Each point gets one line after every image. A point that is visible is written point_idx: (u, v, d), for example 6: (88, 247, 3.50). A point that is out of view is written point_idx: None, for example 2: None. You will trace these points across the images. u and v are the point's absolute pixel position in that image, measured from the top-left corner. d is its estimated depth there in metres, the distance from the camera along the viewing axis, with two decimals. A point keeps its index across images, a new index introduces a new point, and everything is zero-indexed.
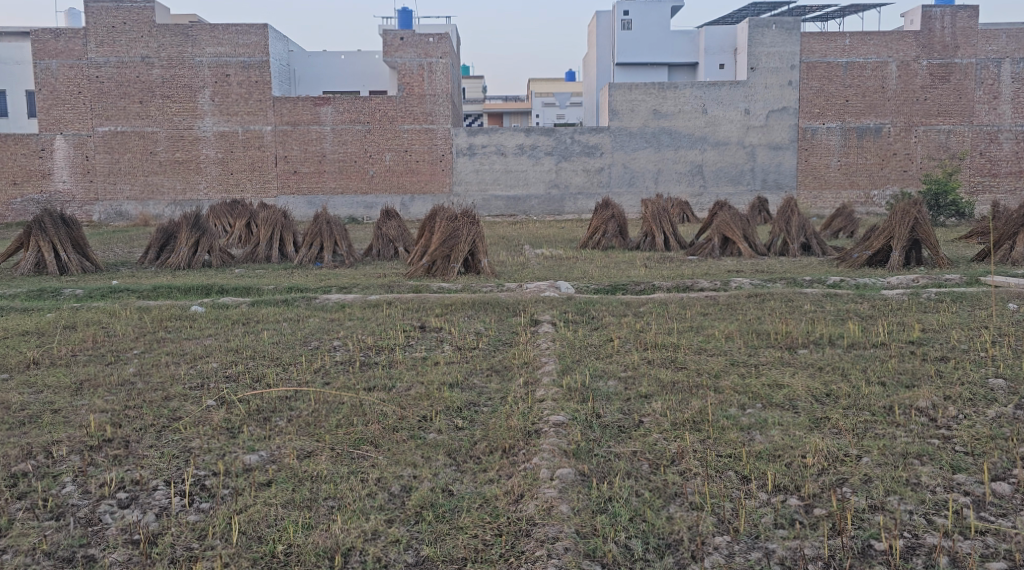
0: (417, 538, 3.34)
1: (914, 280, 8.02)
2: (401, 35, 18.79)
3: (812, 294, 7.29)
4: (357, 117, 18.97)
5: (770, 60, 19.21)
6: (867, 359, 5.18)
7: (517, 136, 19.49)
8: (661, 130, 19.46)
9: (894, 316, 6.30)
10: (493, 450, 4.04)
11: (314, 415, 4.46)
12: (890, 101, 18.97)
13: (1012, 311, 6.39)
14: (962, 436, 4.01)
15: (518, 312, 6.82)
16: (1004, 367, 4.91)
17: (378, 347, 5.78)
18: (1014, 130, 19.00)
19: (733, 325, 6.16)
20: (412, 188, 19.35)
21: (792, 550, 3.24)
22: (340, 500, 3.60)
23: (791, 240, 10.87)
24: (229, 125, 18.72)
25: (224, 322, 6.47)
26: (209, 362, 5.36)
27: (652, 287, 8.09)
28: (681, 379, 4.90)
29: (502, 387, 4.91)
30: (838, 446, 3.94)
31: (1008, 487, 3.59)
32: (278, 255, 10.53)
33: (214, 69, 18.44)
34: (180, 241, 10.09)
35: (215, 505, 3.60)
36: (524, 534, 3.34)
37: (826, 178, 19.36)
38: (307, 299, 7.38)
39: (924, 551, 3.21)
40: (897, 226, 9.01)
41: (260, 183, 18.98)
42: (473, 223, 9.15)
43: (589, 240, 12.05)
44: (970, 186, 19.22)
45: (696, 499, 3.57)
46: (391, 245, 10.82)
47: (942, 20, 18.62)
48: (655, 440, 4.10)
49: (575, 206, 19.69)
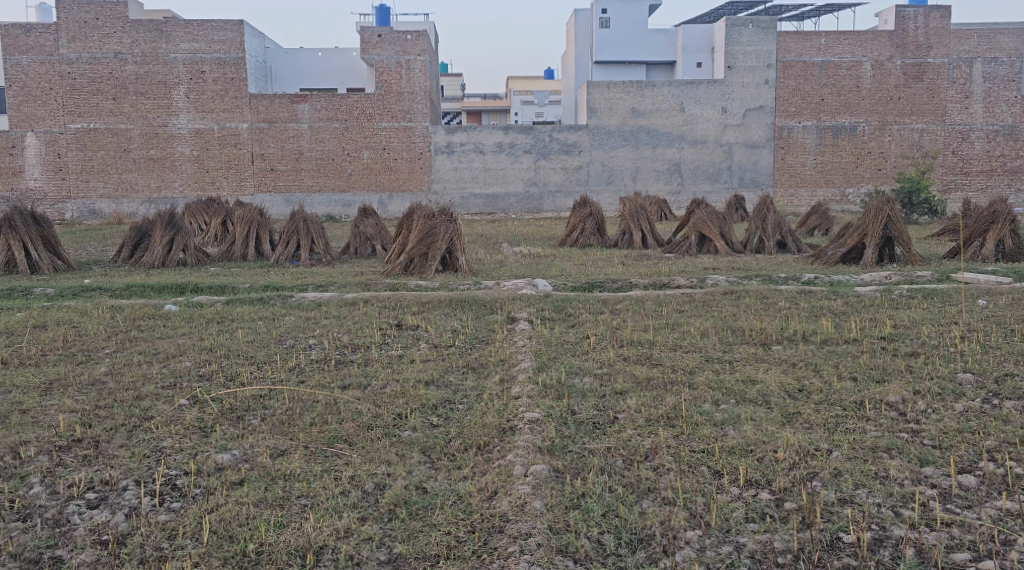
0: (390, 536, 3.34)
1: (887, 276, 8.12)
2: (379, 33, 18.68)
3: (786, 290, 7.38)
4: (334, 115, 18.87)
5: (747, 58, 19.32)
6: (840, 355, 5.25)
7: (496, 134, 19.48)
8: (639, 129, 19.53)
9: (867, 312, 6.38)
10: (468, 448, 4.03)
11: (288, 414, 4.43)
12: (865, 100, 19.18)
13: (982, 307, 6.49)
14: (930, 430, 4.06)
15: (495, 310, 6.80)
16: (973, 362, 4.98)
17: (354, 346, 5.74)
18: (985, 129, 19.25)
19: (709, 322, 6.20)
20: (390, 186, 19.27)
21: (762, 543, 3.27)
22: (313, 499, 3.59)
23: (766, 238, 10.94)
24: (205, 123, 18.54)
25: (198, 321, 6.41)
26: (182, 361, 5.31)
27: (629, 285, 8.10)
28: (657, 376, 4.92)
29: (478, 384, 4.91)
30: (809, 441, 3.98)
31: (974, 479, 3.63)
32: (254, 254, 10.47)
33: (189, 65, 18.27)
34: (154, 241, 9.97)
35: (187, 504, 3.57)
36: (498, 531, 3.34)
37: (802, 176, 19.56)
38: (283, 298, 7.31)
39: (891, 543, 3.25)
40: (870, 223, 9.13)
41: (236, 181, 18.81)
42: (450, 221, 9.12)
43: (567, 238, 12.06)
44: (941, 184, 19.48)
45: (669, 494, 3.59)
46: (369, 244, 10.76)
47: (915, 20, 18.85)
48: (630, 436, 4.12)
49: (553, 204, 19.72)
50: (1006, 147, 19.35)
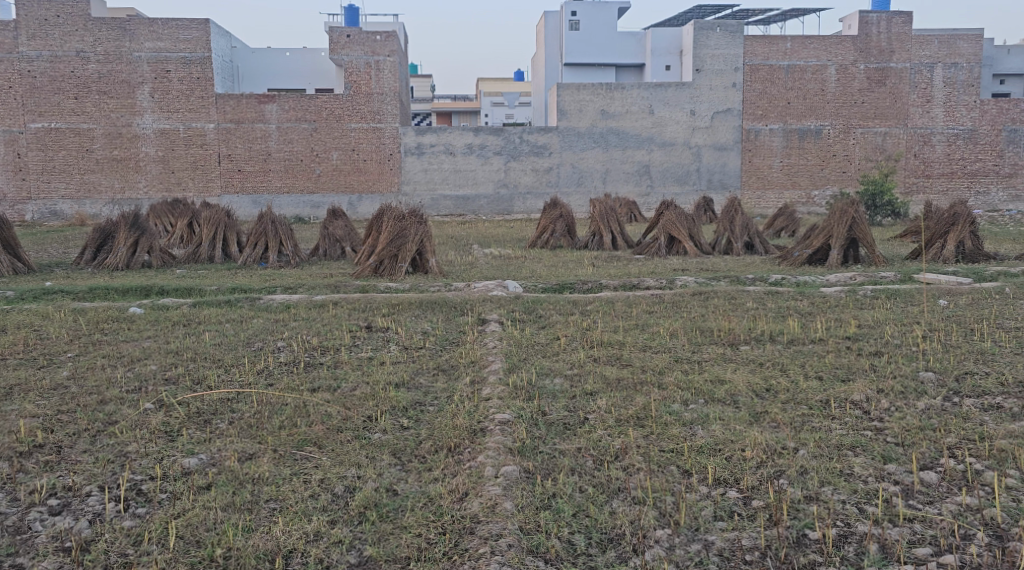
0: (360, 538, 3.32)
1: (851, 277, 8.24)
2: (348, 33, 18.53)
3: (754, 291, 7.47)
4: (303, 116, 18.73)
5: (715, 61, 19.49)
6: (806, 355, 5.32)
7: (466, 135, 19.45)
8: (609, 130, 19.63)
9: (832, 312, 6.48)
10: (438, 450, 4.03)
11: (256, 417, 4.39)
12: (830, 103, 19.50)
13: (943, 307, 6.62)
14: (894, 428, 4.13)
15: (466, 311, 6.81)
16: (934, 360, 5.08)
17: (323, 348, 5.71)
18: (946, 133, 19.64)
19: (678, 322, 6.26)
20: (359, 188, 19.18)
21: (730, 541, 3.30)
22: (282, 502, 3.56)
23: (734, 239, 11.05)
24: (170, 123, 18.30)
25: (164, 323, 6.35)
26: (147, 365, 5.25)
27: (599, 286, 8.15)
28: (627, 376, 4.95)
29: (448, 386, 4.90)
30: (776, 439, 4.03)
31: (936, 475, 3.70)
32: (221, 255, 10.36)
33: (153, 65, 18.01)
34: (118, 242, 9.83)
35: (152, 510, 3.52)
36: (468, 532, 3.34)
37: (769, 178, 19.82)
38: (251, 299, 7.27)
39: (856, 538, 3.31)
40: (836, 225, 9.27)
41: (202, 182, 18.59)
42: (421, 223, 9.12)
43: (537, 240, 12.07)
44: (904, 187, 19.83)
45: (638, 493, 3.61)
46: (338, 245, 10.69)
47: (878, 25, 19.21)
48: (600, 436, 4.14)
49: (524, 205, 19.75)
50: (966, 151, 19.70)
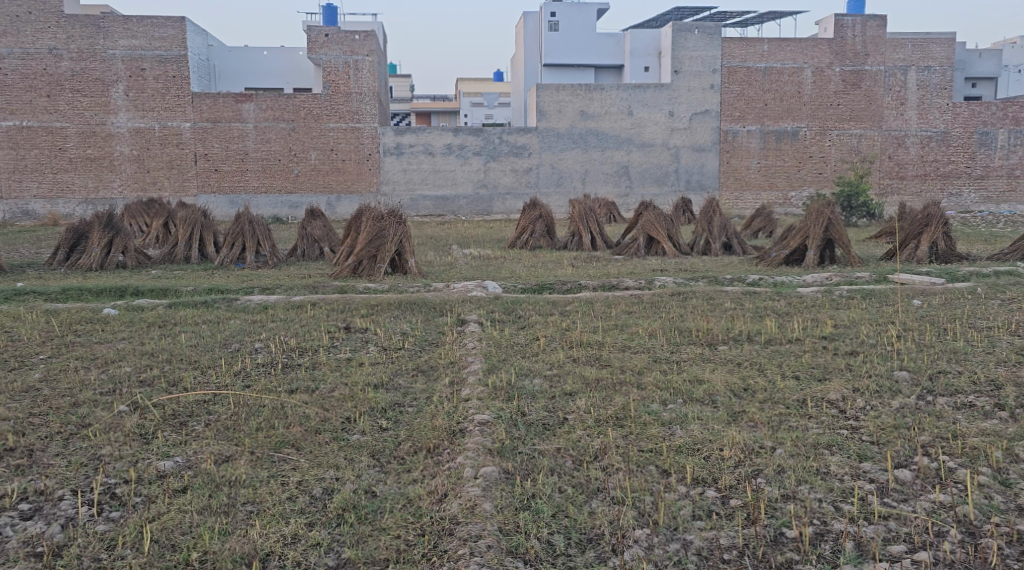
0: (339, 541, 3.30)
1: (827, 278, 8.32)
2: (326, 32, 18.44)
3: (732, 291, 7.52)
4: (281, 115, 18.61)
5: (694, 63, 19.59)
6: (783, 354, 5.36)
7: (445, 135, 19.39)
8: (588, 131, 19.68)
9: (808, 312, 6.53)
10: (417, 451, 4.01)
11: (233, 419, 4.35)
12: (806, 105, 19.69)
13: (917, 306, 6.71)
14: (869, 427, 4.17)
15: (445, 311, 6.81)
16: (908, 359, 5.13)
17: (301, 348, 5.68)
18: (919, 135, 19.90)
19: (657, 322, 6.29)
20: (338, 188, 19.09)
21: (708, 540, 3.32)
22: (259, 505, 3.53)
23: (712, 240, 11.12)
24: (145, 122, 18.10)
25: (139, 324, 6.28)
26: (122, 366, 5.18)
27: (578, 286, 8.16)
28: (606, 376, 4.96)
29: (427, 387, 4.89)
30: (754, 439, 4.05)
31: (909, 473, 3.74)
32: (198, 255, 10.27)
33: (128, 63, 17.82)
34: (92, 242, 9.71)
35: (126, 513, 3.48)
36: (447, 534, 3.34)
37: (746, 179, 19.98)
38: (228, 300, 7.22)
39: (832, 536, 3.34)
40: (812, 226, 9.34)
41: (178, 181, 18.40)
42: (400, 223, 9.10)
43: (517, 240, 12.07)
44: (879, 188, 20.05)
45: (618, 493, 3.62)
46: (316, 246, 10.63)
47: (853, 28, 19.45)
48: (579, 436, 4.14)
49: (503, 205, 19.73)
50: (939, 153, 19.96)
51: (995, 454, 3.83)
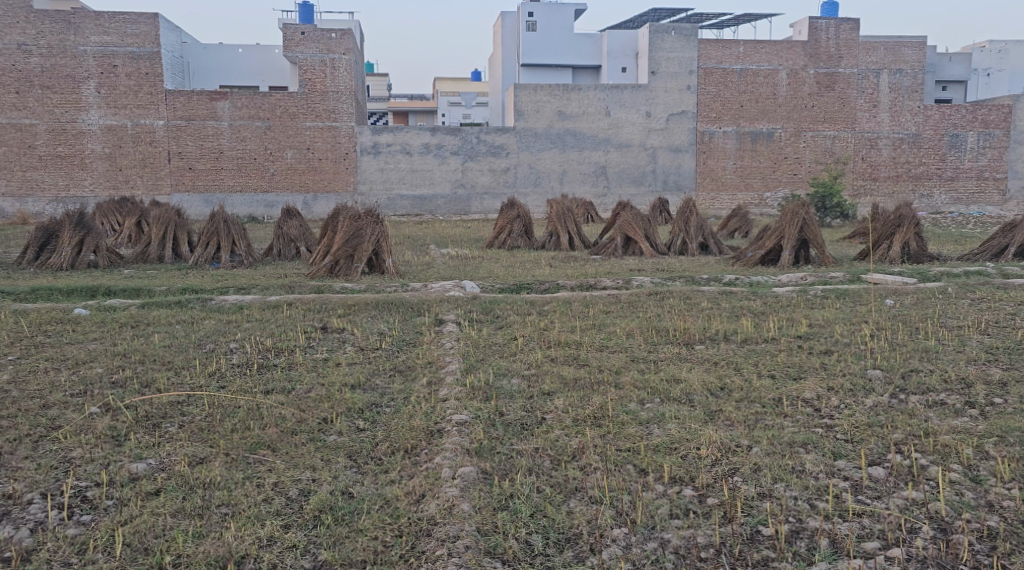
0: (315, 543, 3.28)
1: (802, 278, 8.37)
2: (302, 30, 18.31)
3: (709, 291, 7.55)
4: (256, 114, 18.46)
5: (670, 64, 19.66)
6: (760, 354, 5.39)
7: (423, 134, 19.30)
8: (566, 131, 19.71)
9: (784, 312, 6.58)
10: (395, 451, 3.99)
11: (208, 421, 4.30)
12: (781, 107, 19.85)
13: (890, 306, 6.77)
14: (843, 425, 4.21)
15: (422, 312, 6.77)
16: (882, 359, 5.18)
17: (277, 349, 5.62)
18: (892, 137, 20.11)
19: (634, 322, 6.31)
20: (314, 187, 18.98)
21: (686, 539, 3.33)
22: (233, 507, 3.49)
23: (689, 240, 11.17)
24: (117, 119, 17.87)
25: (111, 325, 6.20)
26: (93, 368, 5.10)
27: (556, 286, 8.16)
28: (584, 376, 4.97)
29: (405, 387, 4.87)
30: (730, 438, 4.07)
31: (883, 471, 3.78)
32: (171, 255, 10.15)
33: (100, 59, 17.58)
34: (62, 241, 9.56)
35: (98, 517, 3.43)
36: (425, 534, 3.32)
37: (722, 180, 20.11)
38: (203, 300, 7.14)
39: (807, 534, 3.36)
40: (787, 226, 9.41)
41: (151, 180, 18.17)
42: (377, 222, 9.06)
43: (495, 240, 12.06)
44: (853, 189, 20.25)
45: (596, 493, 3.62)
46: (292, 245, 10.54)
47: (827, 31, 19.65)
48: (557, 436, 4.14)
49: (481, 205, 19.70)
50: (911, 155, 20.20)
51: (965, 451, 3.88)
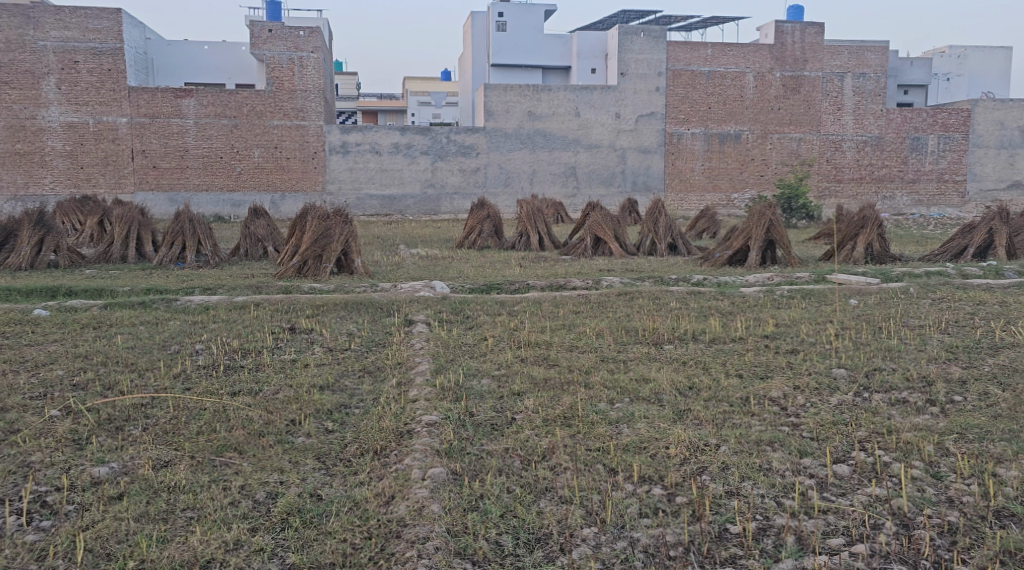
0: (283, 546, 3.24)
1: (769, 279, 8.46)
2: (270, 27, 18.15)
3: (677, 291, 7.60)
4: (222, 111, 18.25)
5: (639, 66, 19.76)
6: (727, 353, 5.44)
7: (392, 134, 19.18)
8: (536, 131, 19.73)
9: (751, 312, 6.64)
10: (364, 453, 3.97)
11: (173, 423, 4.25)
12: (748, 109, 20.07)
13: (854, 306, 6.88)
14: (809, 423, 4.26)
15: (392, 312, 6.74)
16: (847, 358, 5.24)
17: (244, 350, 5.56)
18: (855, 140, 20.42)
19: (604, 322, 6.33)
20: (282, 186, 18.80)
21: (655, 538, 3.35)
22: (199, 511, 3.45)
23: (659, 240, 11.24)
24: (78, 116, 17.55)
25: (72, 326, 6.09)
26: (53, 370, 5.01)
27: (526, 286, 8.17)
28: (554, 376, 4.98)
29: (374, 387, 4.84)
30: (699, 437, 4.10)
31: (847, 468, 3.83)
32: (135, 255, 9.99)
33: (60, 54, 17.26)
34: (21, 241, 9.37)
35: (58, 522, 3.36)
36: (395, 536, 3.30)
37: (690, 181, 20.27)
38: (167, 301, 7.03)
39: (773, 531, 3.40)
40: (754, 227, 9.51)
41: (114, 178, 17.87)
42: (346, 223, 9.01)
43: (465, 240, 12.05)
44: (817, 191, 20.53)
45: (566, 493, 3.63)
46: (260, 245, 10.42)
47: (793, 35, 19.90)
48: (527, 436, 4.14)
49: (451, 205, 19.62)
50: (873, 157, 20.53)
51: (927, 448, 3.94)
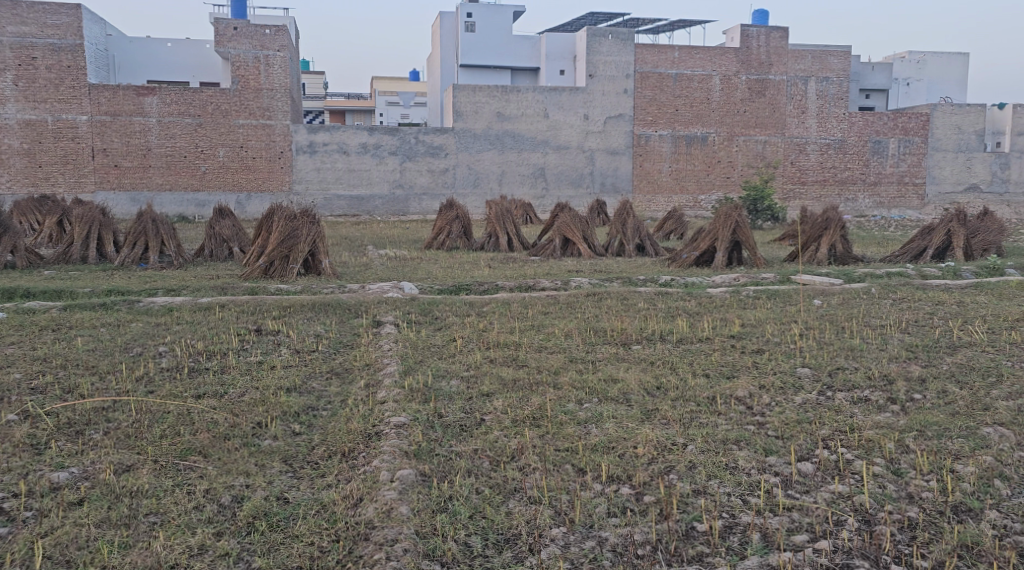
0: (248, 550, 3.21)
1: (735, 279, 8.55)
2: (235, 25, 17.96)
3: (645, 292, 7.65)
4: (186, 110, 18.01)
5: (607, 68, 19.89)
6: (694, 353, 5.49)
7: (360, 134, 19.07)
8: (504, 132, 19.73)
9: (718, 312, 6.72)
10: (332, 455, 3.94)
11: (135, 426, 4.18)
12: (714, 112, 20.27)
13: (818, 306, 6.98)
14: (774, 422, 4.31)
15: (360, 313, 6.71)
16: (811, 358, 5.31)
17: (209, 352, 5.49)
18: (819, 142, 20.74)
19: (572, 322, 6.36)
20: (248, 186, 18.61)
21: (622, 537, 3.37)
22: (162, 515, 3.40)
23: (627, 241, 11.31)
24: (37, 114, 17.22)
25: (31, 328, 5.96)
26: (10, 373, 4.90)
27: (495, 287, 8.18)
28: (523, 377, 4.99)
29: (342, 390, 4.81)
30: (666, 437, 4.13)
31: (812, 466, 3.89)
32: (96, 255, 9.82)
33: (17, 50, 16.90)
34: None
35: (15, 529, 3.29)
36: (362, 538, 3.28)
37: (658, 182, 20.43)
38: (129, 303, 6.91)
39: (739, 529, 3.43)
40: (721, 228, 9.60)
41: (74, 177, 17.56)
42: (313, 223, 8.94)
43: (434, 241, 12.03)
44: (782, 193, 20.80)
45: (534, 493, 3.64)
46: (225, 246, 10.30)
47: (758, 39, 20.15)
48: (496, 436, 4.15)
49: (420, 206, 19.55)
50: (836, 160, 20.86)
51: (887, 445, 4.02)
